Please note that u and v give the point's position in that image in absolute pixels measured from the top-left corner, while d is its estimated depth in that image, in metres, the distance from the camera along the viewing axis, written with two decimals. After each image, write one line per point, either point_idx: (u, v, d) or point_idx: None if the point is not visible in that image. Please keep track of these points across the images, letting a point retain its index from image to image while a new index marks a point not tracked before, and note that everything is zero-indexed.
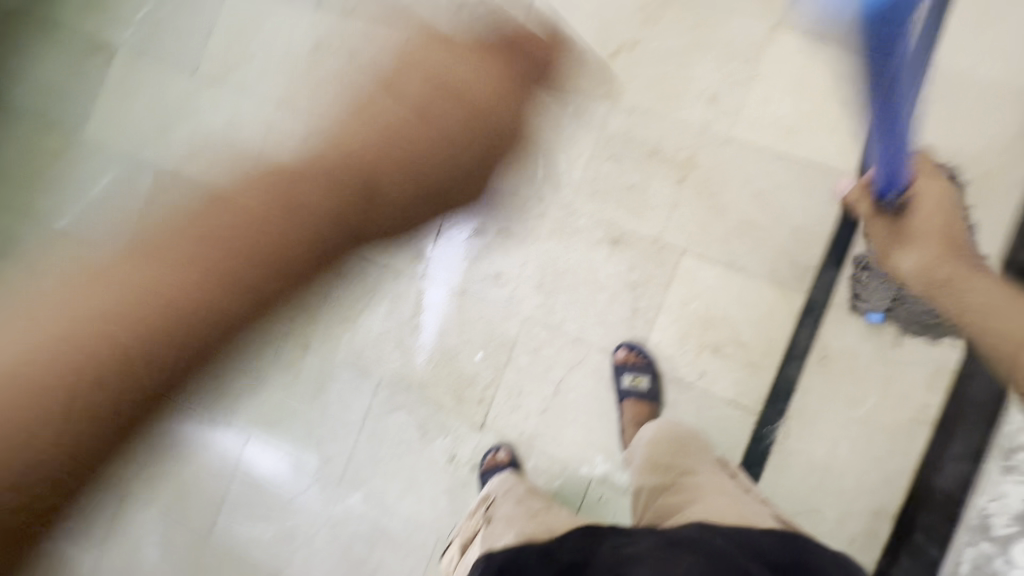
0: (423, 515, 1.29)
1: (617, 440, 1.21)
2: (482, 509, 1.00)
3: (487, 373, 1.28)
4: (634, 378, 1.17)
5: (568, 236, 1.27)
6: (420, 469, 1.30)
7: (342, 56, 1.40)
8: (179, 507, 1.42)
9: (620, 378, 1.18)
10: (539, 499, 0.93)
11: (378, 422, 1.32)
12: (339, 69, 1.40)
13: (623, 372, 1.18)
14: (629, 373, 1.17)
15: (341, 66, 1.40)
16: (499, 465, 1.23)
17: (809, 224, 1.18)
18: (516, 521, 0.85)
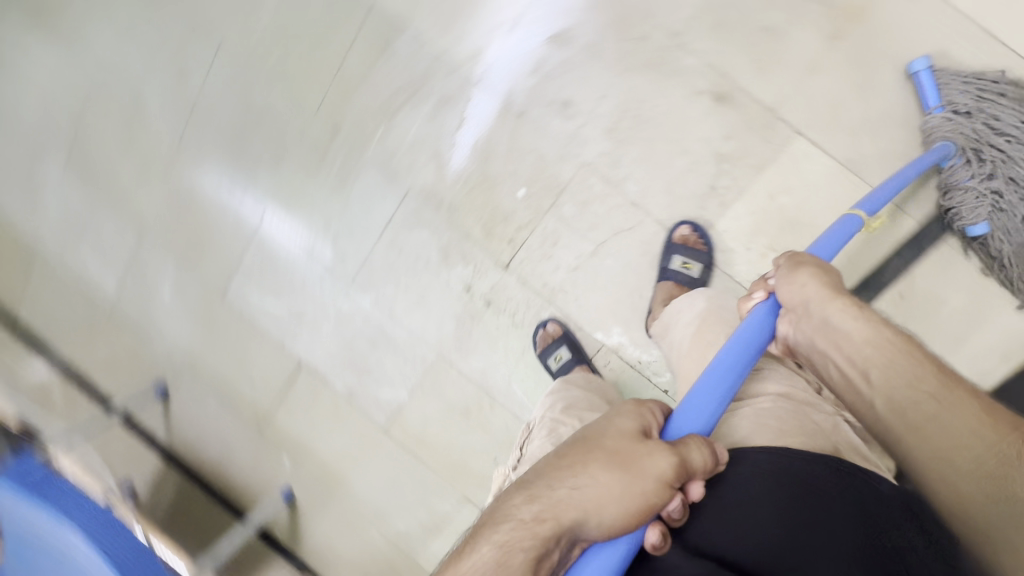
0: (427, 334, 1.29)
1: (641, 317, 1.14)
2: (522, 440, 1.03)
3: (525, 214, 1.15)
4: (681, 259, 1.04)
5: (667, 74, 1.02)
6: (433, 290, 1.26)
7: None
8: (193, 264, 1.43)
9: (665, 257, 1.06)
10: (574, 423, 0.94)
11: (398, 233, 1.25)
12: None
13: (671, 253, 1.06)
14: (676, 255, 1.05)
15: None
16: (551, 340, 1.18)
17: (889, 53, 0.97)
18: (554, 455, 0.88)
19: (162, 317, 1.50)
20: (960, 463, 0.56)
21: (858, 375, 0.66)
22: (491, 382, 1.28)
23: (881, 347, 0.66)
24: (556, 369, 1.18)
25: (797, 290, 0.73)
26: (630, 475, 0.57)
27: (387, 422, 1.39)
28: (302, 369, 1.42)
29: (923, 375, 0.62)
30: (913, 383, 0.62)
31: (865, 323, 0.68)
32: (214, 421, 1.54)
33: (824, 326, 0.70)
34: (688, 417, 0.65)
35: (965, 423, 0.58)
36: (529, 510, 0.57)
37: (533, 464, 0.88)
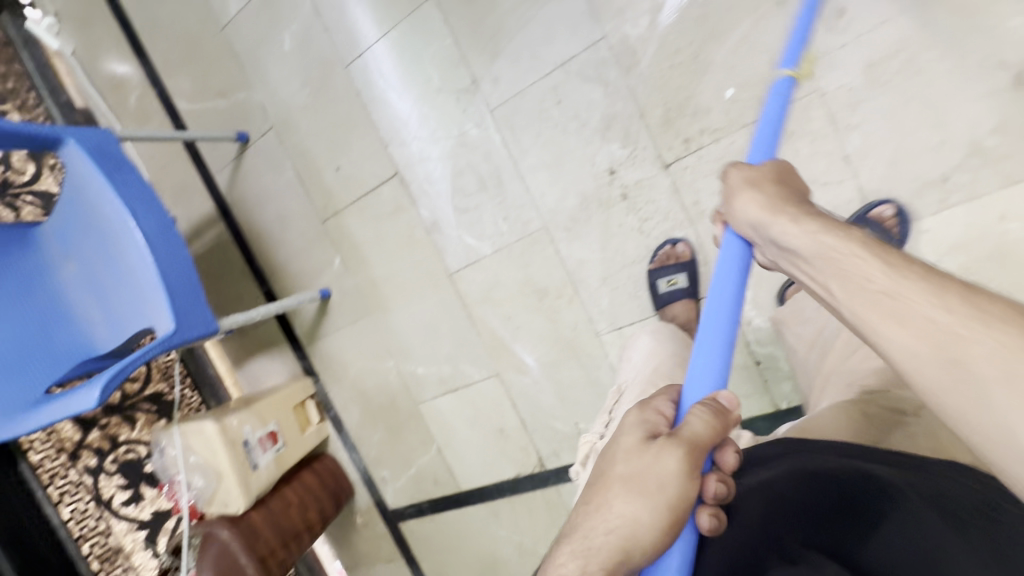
0: (544, 199, 1.18)
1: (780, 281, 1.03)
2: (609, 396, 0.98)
3: (718, 118, 1.01)
4: None
5: (971, 29, 0.86)
6: (573, 157, 1.14)
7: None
8: (332, 16, 1.29)
9: None
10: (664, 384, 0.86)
11: (567, 79, 1.10)
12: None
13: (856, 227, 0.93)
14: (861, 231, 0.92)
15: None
16: (671, 262, 1.08)
17: None
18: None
19: (274, 60, 1.38)
20: (923, 375, 0.44)
21: (854, 283, 0.51)
22: (584, 277, 1.20)
23: (815, 246, 0.55)
24: (661, 293, 1.08)
25: (740, 217, 0.63)
26: (641, 479, 0.54)
27: (457, 269, 1.31)
28: (395, 179, 1.32)
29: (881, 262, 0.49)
30: (862, 282, 0.50)
31: (802, 224, 0.57)
32: (281, 191, 1.47)
33: (774, 249, 0.60)
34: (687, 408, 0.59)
35: (921, 311, 0.45)
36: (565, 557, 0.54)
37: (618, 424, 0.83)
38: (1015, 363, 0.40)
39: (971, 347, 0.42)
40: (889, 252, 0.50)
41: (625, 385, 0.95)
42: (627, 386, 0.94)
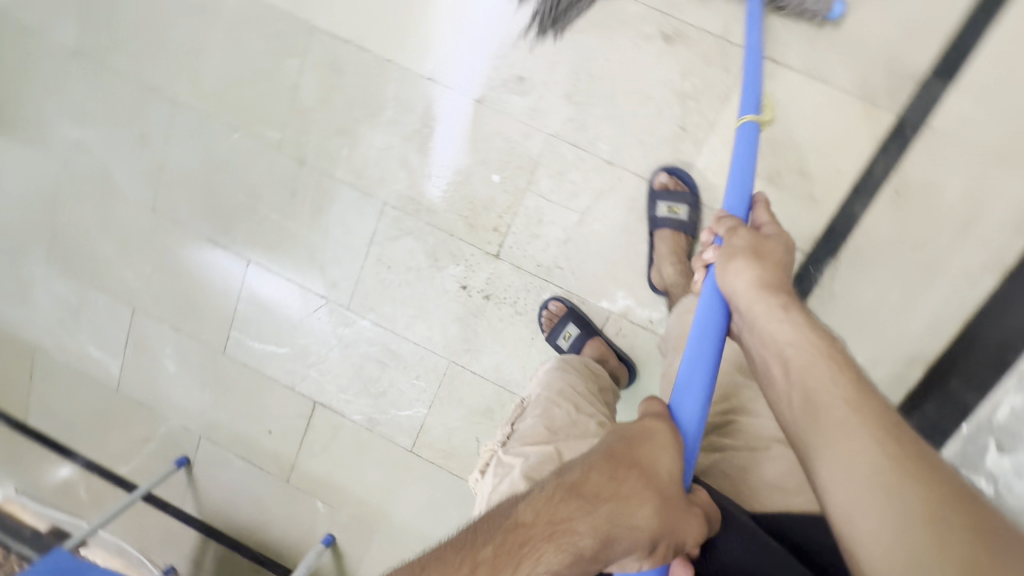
0: (434, 342, 1.26)
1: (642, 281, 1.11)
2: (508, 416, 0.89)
3: (503, 199, 1.15)
4: (666, 208, 1.04)
5: (610, 29, 1.04)
6: (431, 297, 1.24)
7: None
8: (189, 324, 1.41)
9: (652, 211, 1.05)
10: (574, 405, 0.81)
11: (383, 247, 1.23)
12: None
13: (656, 204, 1.05)
14: (662, 204, 1.04)
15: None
16: (556, 320, 1.14)
17: None
18: (546, 446, 0.75)
19: (169, 386, 1.48)
20: (857, 489, 0.47)
21: (812, 398, 0.53)
22: (509, 377, 1.25)
23: (792, 342, 0.58)
24: (567, 350, 1.13)
25: (730, 284, 0.65)
26: (666, 511, 0.54)
27: (413, 443, 1.35)
28: (317, 408, 1.39)
29: (832, 377, 0.54)
30: (825, 391, 0.53)
31: (775, 313, 0.61)
32: (241, 481, 1.51)
33: (746, 323, 0.63)
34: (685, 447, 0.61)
35: (865, 442, 0.48)
36: (581, 536, 0.51)
37: (528, 447, 0.75)
38: (938, 512, 0.43)
39: (913, 503, 0.44)
40: (839, 368, 0.55)
41: (528, 395, 0.88)
42: (531, 398, 0.86)
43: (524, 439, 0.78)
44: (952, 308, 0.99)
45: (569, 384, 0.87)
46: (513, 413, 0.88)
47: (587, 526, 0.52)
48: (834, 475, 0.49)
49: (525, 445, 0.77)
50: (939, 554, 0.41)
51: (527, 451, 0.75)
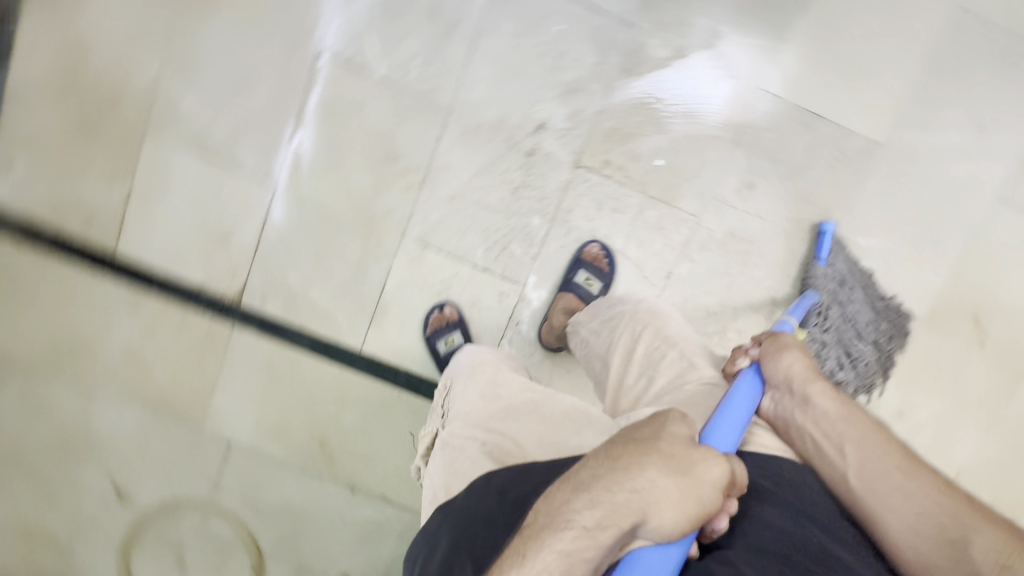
0: (470, 89, 1.08)
1: (542, 318, 1.17)
2: (440, 399, 0.89)
3: (634, 170, 1.11)
4: (584, 278, 1.11)
5: (784, 268, 1.14)
6: (523, 84, 1.08)
7: (897, 320, 1.13)
8: None
9: (569, 274, 1.12)
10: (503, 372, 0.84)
11: (581, 23, 1.06)
12: (863, 377, 1.10)
13: (577, 269, 1.12)
14: (581, 271, 1.12)
15: (866, 319, 1.11)
16: (447, 324, 1.15)
17: None
18: (490, 424, 0.75)
19: None
20: (904, 527, 0.64)
21: (834, 449, 0.70)
22: (436, 182, 1.12)
23: (858, 444, 0.69)
24: (443, 353, 1.15)
25: (782, 369, 0.76)
26: (676, 473, 0.57)
27: (334, 57, 1.09)
28: None
29: (906, 486, 0.65)
30: (862, 443, 0.70)
31: (827, 395, 0.74)
32: None
33: (804, 413, 0.73)
34: (721, 431, 0.66)
35: (885, 467, 0.67)
36: (592, 514, 0.56)
37: (467, 424, 0.76)
38: (939, 513, 0.63)
39: (947, 527, 0.62)
40: (915, 478, 0.66)
41: (453, 376, 0.90)
42: (456, 377, 0.87)
43: (461, 412, 0.78)
44: None
45: (495, 358, 0.90)
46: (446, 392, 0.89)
47: (591, 517, 0.55)
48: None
49: (464, 417, 0.77)
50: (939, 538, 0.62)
51: (467, 423, 0.76)
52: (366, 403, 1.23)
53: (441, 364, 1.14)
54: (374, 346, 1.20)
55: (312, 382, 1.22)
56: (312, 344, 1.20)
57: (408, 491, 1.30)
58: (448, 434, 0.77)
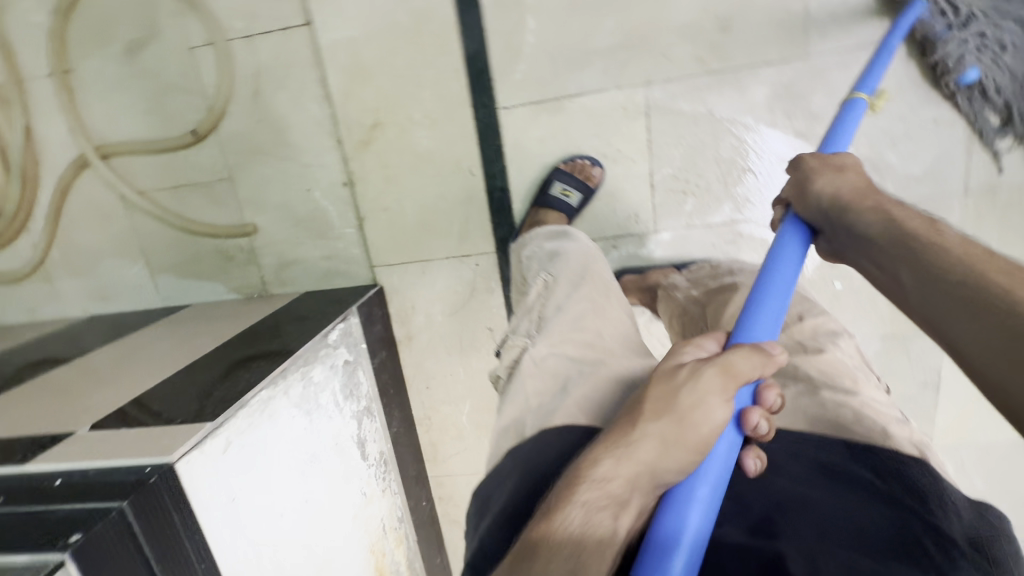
0: (836, 66, 0.95)
1: (635, 267, 1.10)
2: (532, 303, 0.84)
3: (821, 268, 1.05)
4: None
5: None
6: (863, 113, 0.97)
7: None
8: None
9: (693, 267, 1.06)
10: (606, 318, 0.78)
11: (950, 137, 0.96)
12: None
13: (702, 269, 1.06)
14: None
15: None
16: (581, 176, 1.04)
17: None
18: (575, 367, 0.69)
19: None
20: (981, 334, 0.43)
21: (892, 276, 0.54)
22: (717, 85, 0.98)
23: (891, 250, 0.54)
24: (551, 193, 1.04)
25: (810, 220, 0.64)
26: (677, 418, 0.50)
27: None
28: None
29: (962, 274, 0.47)
30: (930, 265, 0.50)
31: (880, 215, 0.57)
32: None
33: (847, 237, 0.59)
34: (758, 317, 0.58)
35: (956, 270, 0.47)
36: (603, 467, 0.50)
37: (559, 356, 0.71)
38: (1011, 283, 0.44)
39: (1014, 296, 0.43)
40: (982, 274, 0.46)
41: (552, 284, 0.84)
42: (558, 285, 0.83)
43: (553, 337, 0.74)
44: (423, 379, 1.26)
45: (601, 278, 0.86)
46: (539, 300, 0.83)
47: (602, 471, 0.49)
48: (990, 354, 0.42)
49: (558, 343, 0.73)
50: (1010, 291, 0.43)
51: (558, 352, 0.72)
52: (444, 146, 1.08)
53: (542, 199, 1.05)
54: (511, 121, 1.05)
55: (432, 76, 1.04)
56: (475, 54, 1.02)
57: (378, 240, 1.18)
58: (535, 356, 0.72)
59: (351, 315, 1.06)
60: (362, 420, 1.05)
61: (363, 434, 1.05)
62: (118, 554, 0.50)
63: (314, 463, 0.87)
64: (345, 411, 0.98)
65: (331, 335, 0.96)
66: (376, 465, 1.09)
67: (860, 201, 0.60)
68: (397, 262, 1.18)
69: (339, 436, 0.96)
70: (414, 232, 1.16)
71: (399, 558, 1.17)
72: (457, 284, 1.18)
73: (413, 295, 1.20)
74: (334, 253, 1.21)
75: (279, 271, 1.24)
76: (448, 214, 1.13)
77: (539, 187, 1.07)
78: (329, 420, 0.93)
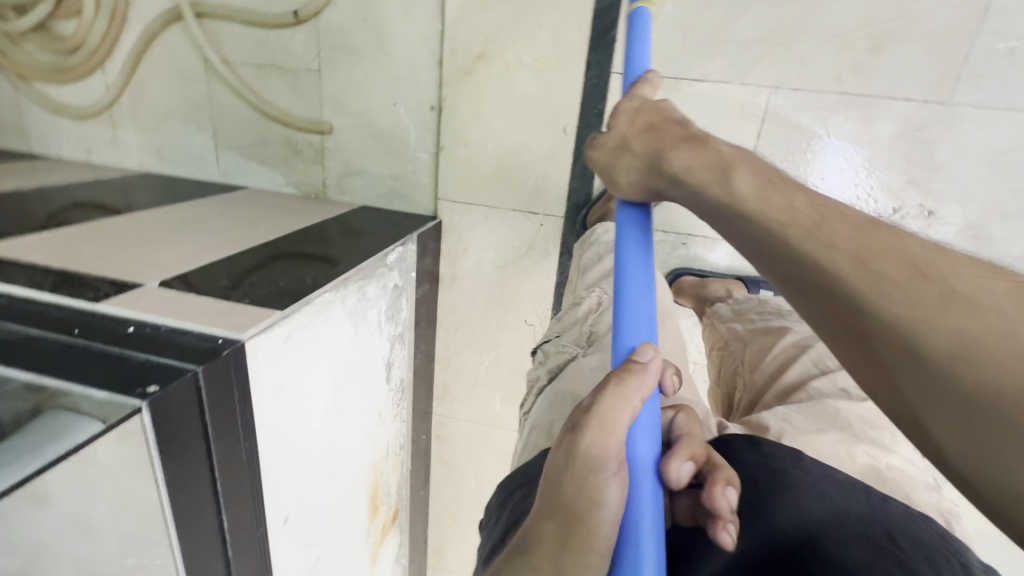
0: (975, 122, 0.90)
1: (697, 270, 1.07)
2: (590, 312, 0.80)
3: None
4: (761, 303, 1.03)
5: None
6: (986, 179, 0.92)
7: None
8: None
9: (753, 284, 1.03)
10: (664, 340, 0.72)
11: None
12: None
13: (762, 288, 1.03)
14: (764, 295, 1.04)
15: None
16: None
17: None
18: None
19: None
20: (889, 341, 0.36)
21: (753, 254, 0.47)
22: (845, 108, 0.93)
23: (748, 248, 0.46)
24: None
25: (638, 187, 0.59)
26: (564, 510, 0.37)
27: None
28: None
29: (848, 254, 0.40)
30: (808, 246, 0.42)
31: (709, 162, 0.52)
32: None
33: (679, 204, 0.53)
34: (632, 324, 0.50)
35: (841, 258, 0.40)
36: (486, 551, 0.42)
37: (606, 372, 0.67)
38: (893, 275, 0.37)
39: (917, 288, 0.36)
40: (875, 258, 0.38)
41: (612, 295, 0.79)
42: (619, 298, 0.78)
43: (607, 351, 0.70)
44: (455, 321, 1.26)
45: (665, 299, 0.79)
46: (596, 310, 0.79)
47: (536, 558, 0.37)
48: (880, 376, 0.37)
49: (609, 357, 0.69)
50: (908, 289, 0.36)
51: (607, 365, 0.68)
52: (544, 96, 1.05)
53: None
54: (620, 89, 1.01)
55: (553, 20, 1.00)
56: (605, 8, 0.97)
57: (448, 173, 1.15)
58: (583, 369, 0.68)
59: (411, 241, 1.05)
60: (396, 344, 1.06)
61: (393, 358, 1.06)
62: (181, 411, 0.52)
63: (351, 374, 0.89)
64: (385, 331, 0.99)
65: (391, 256, 0.96)
66: (396, 391, 1.11)
67: (659, 176, 0.56)
68: (461, 201, 1.16)
69: (375, 354, 0.97)
70: (487, 176, 1.13)
71: (393, 481, 1.21)
72: (515, 238, 1.16)
73: (468, 237, 1.19)
74: (401, 174, 1.18)
75: (342, 177, 1.22)
76: (527, 166, 1.10)
77: None
78: (372, 337, 0.94)
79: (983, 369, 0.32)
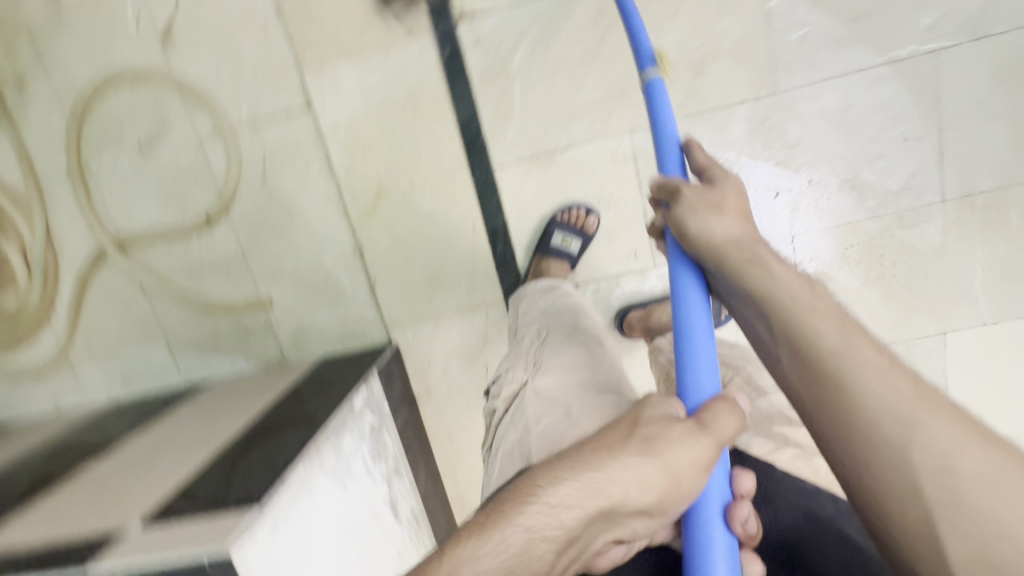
0: (805, 100, 1.01)
1: (639, 302, 1.14)
2: (528, 345, 0.89)
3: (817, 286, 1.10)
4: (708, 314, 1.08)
5: None
6: (837, 138, 1.03)
7: None
8: None
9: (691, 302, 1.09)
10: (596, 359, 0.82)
11: (922, 154, 1.02)
12: None
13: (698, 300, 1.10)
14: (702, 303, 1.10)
15: None
16: (580, 224, 1.09)
17: None
18: (573, 396, 0.74)
19: None
20: (881, 444, 0.42)
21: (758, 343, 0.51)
22: (697, 126, 1.04)
23: (758, 328, 0.50)
24: (551, 241, 1.09)
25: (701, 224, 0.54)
26: (627, 482, 0.48)
27: None
28: None
29: (852, 362, 0.45)
30: (815, 345, 0.46)
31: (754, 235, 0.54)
32: None
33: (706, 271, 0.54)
34: (697, 377, 0.53)
35: (867, 366, 0.44)
36: (561, 492, 0.48)
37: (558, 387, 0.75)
38: (916, 404, 0.42)
39: (926, 425, 0.41)
40: (887, 372, 0.44)
41: (547, 329, 0.90)
42: (553, 331, 0.89)
43: (552, 372, 0.79)
44: (444, 429, 1.28)
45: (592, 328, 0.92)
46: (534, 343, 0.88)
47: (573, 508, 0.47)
48: (873, 471, 0.42)
49: (556, 377, 0.78)
50: (919, 414, 0.42)
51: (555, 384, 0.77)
52: (446, 207, 1.14)
53: (544, 249, 1.10)
54: (507, 178, 1.11)
55: (429, 145, 1.11)
56: (468, 120, 1.09)
57: (389, 301, 1.22)
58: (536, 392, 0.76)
59: (374, 375, 1.09)
60: (393, 477, 1.07)
61: (394, 492, 1.06)
62: None
63: (354, 527, 0.89)
64: (377, 471, 1.01)
65: (357, 399, 1.00)
66: (409, 522, 1.11)
67: (737, 249, 0.52)
68: (410, 321, 1.23)
69: (373, 497, 0.98)
70: (424, 291, 1.20)
71: None
72: (469, 335, 1.21)
73: (428, 350, 1.24)
74: (347, 317, 1.25)
75: (296, 338, 1.28)
76: (456, 269, 1.18)
77: (539, 234, 1.12)
78: (364, 482, 0.96)
79: (974, 505, 0.38)
